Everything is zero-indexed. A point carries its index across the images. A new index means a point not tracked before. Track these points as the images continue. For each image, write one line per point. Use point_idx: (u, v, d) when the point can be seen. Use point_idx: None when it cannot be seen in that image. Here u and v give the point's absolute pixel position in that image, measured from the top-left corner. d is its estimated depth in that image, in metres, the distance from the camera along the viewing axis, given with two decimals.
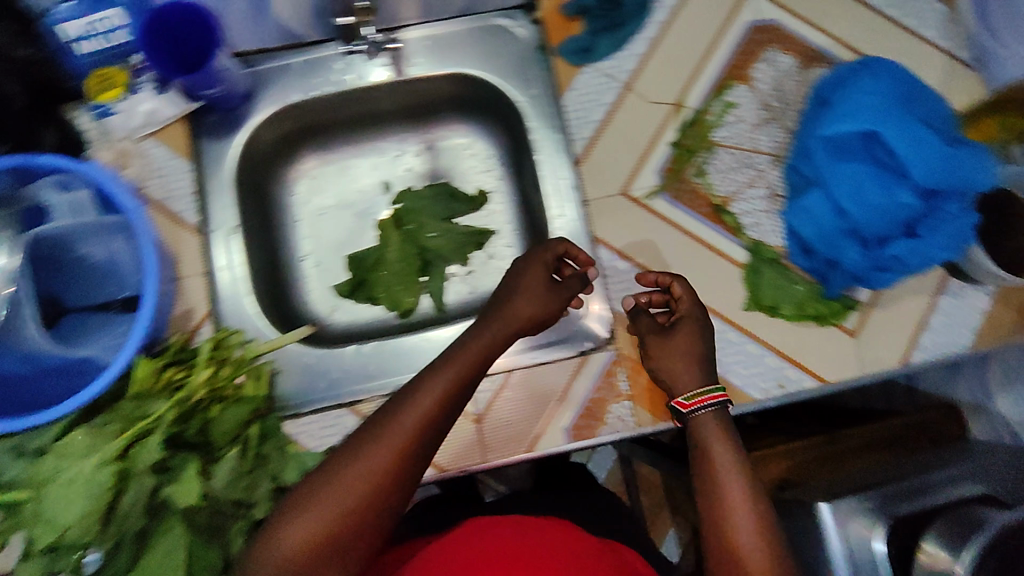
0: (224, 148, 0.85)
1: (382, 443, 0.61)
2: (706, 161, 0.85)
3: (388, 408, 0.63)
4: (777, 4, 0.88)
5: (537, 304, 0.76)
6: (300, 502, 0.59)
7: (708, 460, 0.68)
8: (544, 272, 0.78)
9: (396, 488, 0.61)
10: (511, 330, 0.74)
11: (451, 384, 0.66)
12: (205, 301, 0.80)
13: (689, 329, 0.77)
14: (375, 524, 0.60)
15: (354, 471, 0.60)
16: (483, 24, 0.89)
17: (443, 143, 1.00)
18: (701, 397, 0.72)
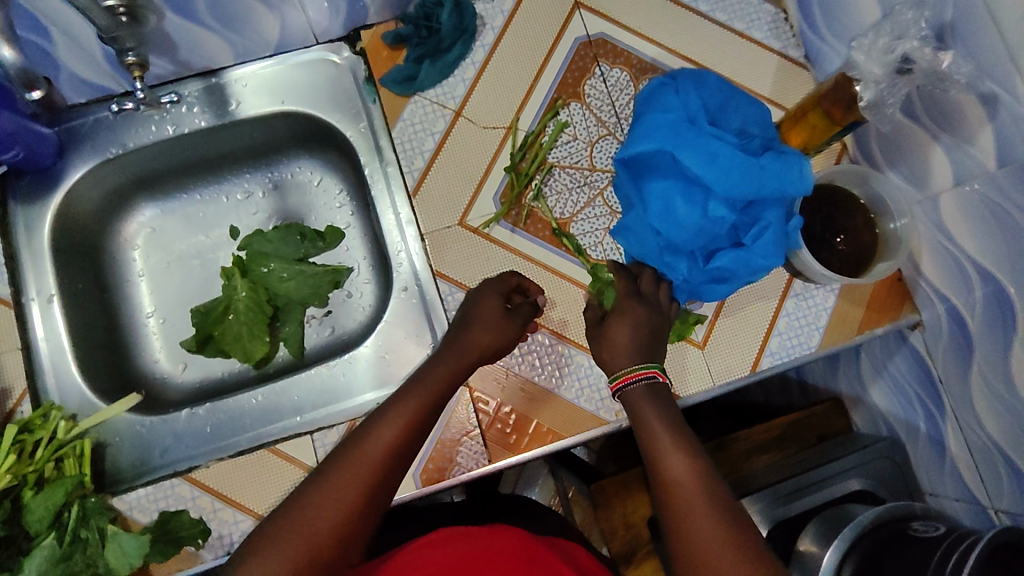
0: (37, 211, 0.81)
1: (353, 465, 0.60)
2: (543, 183, 0.84)
3: (356, 437, 0.62)
4: (602, 18, 0.89)
5: (493, 331, 0.73)
6: (269, 535, 0.55)
7: (648, 434, 0.64)
8: (498, 302, 0.75)
9: (369, 514, 0.59)
10: (467, 358, 0.72)
11: (419, 409, 0.66)
12: (24, 376, 0.76)
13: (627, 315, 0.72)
14: (349, 551, 0.57)
15: (326, 496, 0.57)
16: (307, 61, 0.87)
17: (290, 182, 0.97)
18: (626, 375, 0.69)
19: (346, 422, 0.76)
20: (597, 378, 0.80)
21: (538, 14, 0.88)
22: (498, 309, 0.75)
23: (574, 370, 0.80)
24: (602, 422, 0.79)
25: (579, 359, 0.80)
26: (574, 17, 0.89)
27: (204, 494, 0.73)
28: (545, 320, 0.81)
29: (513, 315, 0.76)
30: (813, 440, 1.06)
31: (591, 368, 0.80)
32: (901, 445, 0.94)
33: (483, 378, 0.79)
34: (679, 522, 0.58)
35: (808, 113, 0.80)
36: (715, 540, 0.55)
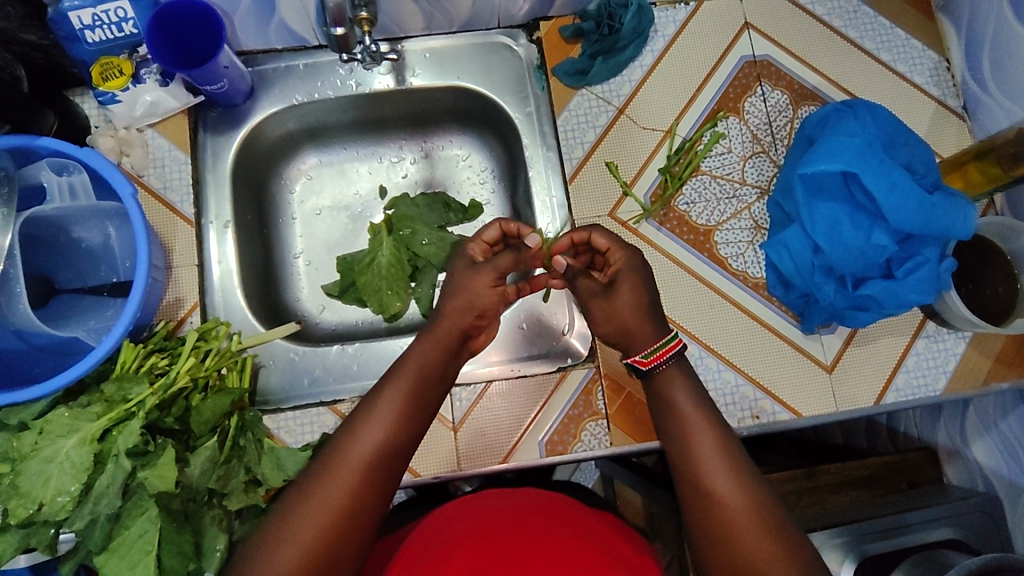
0: (226, 142, 0.87)
1: (331, 482, 0.60)
2: (693, 189, 0.87)
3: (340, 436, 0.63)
4: (770, 41, 0.92)
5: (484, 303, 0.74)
6: (266, 544, 0.57)
7: (680, 414, 0.68)
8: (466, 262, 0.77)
9: (361, 520, 0.60)
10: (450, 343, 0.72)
11: (399, 412, 0.65)
12: (196, 292, 0.81)
13: (631, 278, 0.75)
14: (345, 557, 0.59)
15: (309, 511, 0.59)
16: (486, 41, 0.92)
17: (440, 153, 1.02)
18: (658, 352, 0.70)
19: (483, 383, 0.82)
20: (723, 383, 0.82)
21: (708, 30, 0.92)
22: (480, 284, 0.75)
23: (702, 371, 0.82)
24: None
25: (709, 362, 0.82)
26: (742, 36, 0.92)
27: None
28: (680, 320, 0.84)
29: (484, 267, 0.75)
30: (903, 484, 1.06)
31: (719, 372, 0.82)
32: (997, 501, 0.95)
33: (614, 364, 0.83)
34: (708, 497, 0.62)
35: (967, 164, 0.82)
36: (743, 521, 0.60)
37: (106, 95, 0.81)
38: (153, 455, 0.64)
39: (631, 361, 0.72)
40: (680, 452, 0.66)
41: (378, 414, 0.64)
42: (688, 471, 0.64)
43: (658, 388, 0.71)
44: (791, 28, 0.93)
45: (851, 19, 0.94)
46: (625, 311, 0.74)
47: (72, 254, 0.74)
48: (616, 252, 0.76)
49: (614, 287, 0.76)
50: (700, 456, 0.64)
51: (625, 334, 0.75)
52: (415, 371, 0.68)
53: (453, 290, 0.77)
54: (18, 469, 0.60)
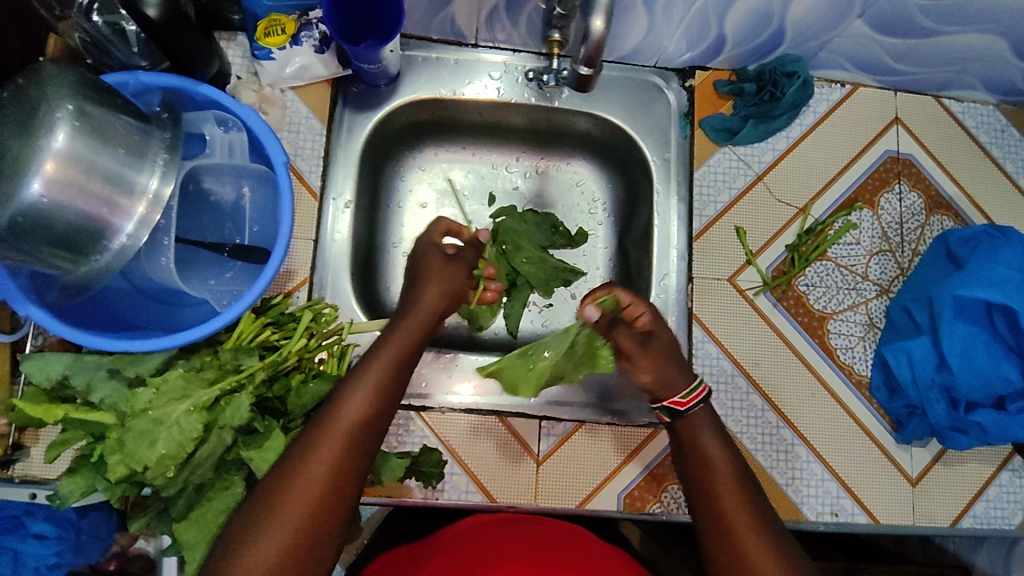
0: (361, 121, 0.85)
1: (314, 452, 0.57)
2: (815, 272, 0.86)
3: (327, 408, 0.60)
4: (916, 142, 0.91)
5: (444, 280, 0.75)
6: (253, 520, 0.54)
7: (687, 424, 0.69)
8: (437, 251, 0.78)
9: (344, 490, 0.57)
10: (428, 318, 0.72)
11: (380, 384, 0.63)
12: (308, 267, 0.79)
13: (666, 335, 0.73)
14: (333, 525, 0.56)
15: (313, 461, 0.57)
16: (637, 77, 0.90)
17: (557, 173, 1.00)
18: (695, 394, 0.69)
19: (574, 422, 0.80)
20: (809, 475, 0.81)
21: (857, 117, 0.91)
22: (452, 271, 0.77)
23: (790, 460, 0.81)
24: (802, 516, 0.80)
25: (799, 451, 0.81)
26: (889, 131, 0.91)
27: (434, 437, 0.79)
28: (776, 399, 0.83)
29: (455, 258, 0.80)
30: None
31: (806, 464, 0.81)
32: None
33: None
34: None
35: None
36: (752, 542, 0.60)
37: (262, 51, 0.77)
38: (259, 437, 0.62)
39: (666, 403, 0.69)
40: (695, 469, 0.66)
41: (371, 367, 0.64)
42: (704, 489, 0.64)
43: (698, 458, 0.67)
44: (937, 133, 0.92)
45: (997, 137, 0.93)
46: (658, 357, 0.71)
47: (201, 207, 0.71)
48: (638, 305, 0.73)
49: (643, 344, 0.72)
50: (717, 476, 0.65)
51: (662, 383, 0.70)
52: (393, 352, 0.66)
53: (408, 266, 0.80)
54: (126, 425, 0.57)
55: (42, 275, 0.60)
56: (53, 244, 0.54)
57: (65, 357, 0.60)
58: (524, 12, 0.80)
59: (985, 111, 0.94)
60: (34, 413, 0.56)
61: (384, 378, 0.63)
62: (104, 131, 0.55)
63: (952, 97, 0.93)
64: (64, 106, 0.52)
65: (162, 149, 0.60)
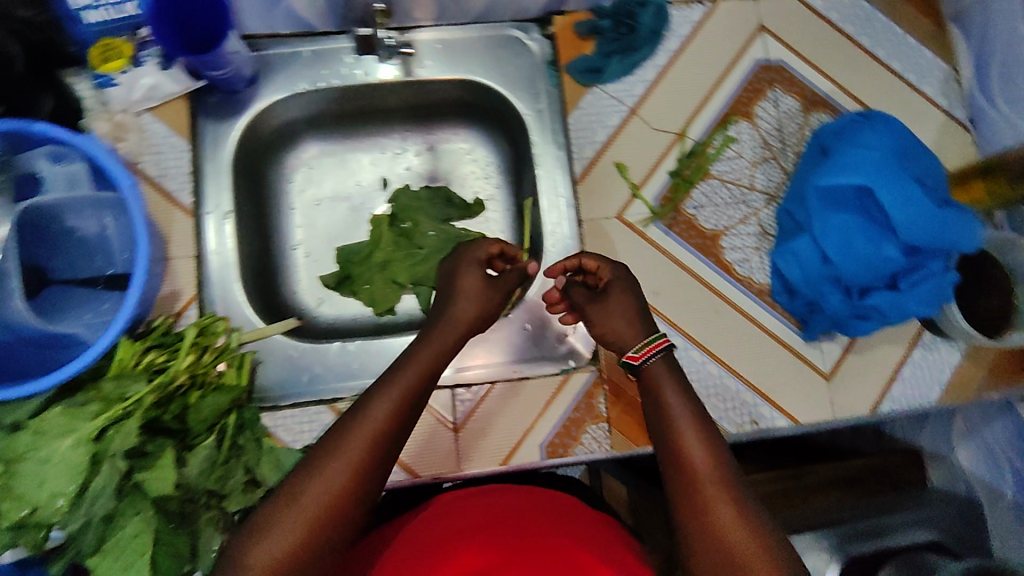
0: (225, 130, 0.84)
1: (344, 448, 0.60)
2: (701, 193, 0.86)
3: (356, 410, 0.63)
4: (785, 45, 0.91)
5: (479, 300, 0.76)
6: (276, 511, 0.57)
7: (653, 386, 0.70)
8: (478, 268, 0.79)
9: (362, 489, 0.59)
10: (457, 334, 0.74)
11: (409, 392, 0.65)
12: (193, 285, 0.79)
13: (623, 287, 0.78)
14: (350, 522, 0.59)
15: (337, 458, 0.59)
16: (496, 34, 0.89)
17: (444, 146, 1.00)
18: (648, 347, 0.73)
19: (486, 384, 0.81)
20: (725, 390, 0.82)
21: (722, 31, 0.90)
22: (503, 282, 0.79)
23: (705, 379, 0.82)
24: (723, 431, 0.81)
25: (712, 369, 0.82)
26: (756, 39, 0.91)
27: None
28: (682, 323, 0.83)
29: (495, 279, 0.79)
30: (885, 487, 1.06)
31: (721, 380, 0.82)
32: (977, 505, 0.99)
33: (614, 368, 0.83)
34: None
35: (973, 180, 0.85)
36: (727, 512, 0.59)
37: (103, 79, 0.80)
38: (151, 458, 0.63)
39: (623, 358, 0.74)
40: (666, 437, 0.66)
41: (397, 380, 0.66)
42: (678, 464, 0.63)
43: (675, 416, 0.66)
44: (806, 33, 0.92)
45: (865, 26, 0.93)
46: (620, 316, 0.76)
47: (65, 244, 0.70)
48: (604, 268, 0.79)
49: (605, 296, 0.78)
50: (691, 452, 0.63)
51: (615, 335, 0.76)
52: (421, 365, 0.69)
53: (445, 273, 0.82)
54: (12, 471, 0.58)
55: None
56: None
57: None
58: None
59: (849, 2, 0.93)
60: None
61: (409, 389, 0.65)
62: None
63: None
64: None
65: None
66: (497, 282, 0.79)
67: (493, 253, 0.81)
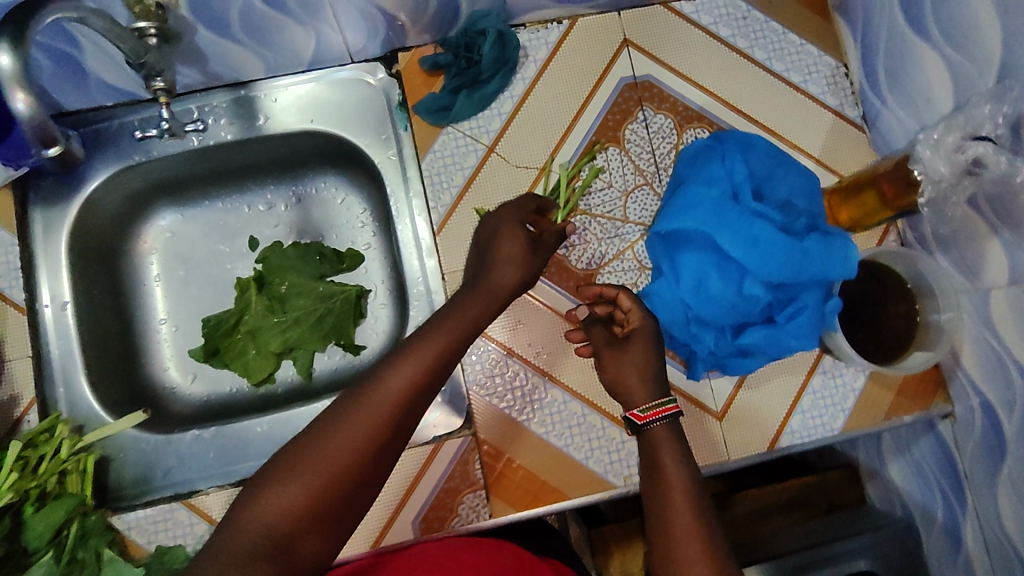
0: (57, 215, 0.80)
1: (368, 401, 0.51)
2: (571, 231, 0.80)
3: (375, 368, 0.54)
4: (652, 58, 0.84)
5: (516, 266, 0.68)
6: (277, 470, 0.48)
7: (654, 444, 0.63)
8: (521, 232, 0.70)
9: (387, 453, 0.51)
10: (490, 303, 0.64)
11: (447, 346, 0.57)
12: (32, 386, 0.76)
13: (649, 339, 0.69)
14: (366, 487, 0.50)
15: (354, 413, 0.51)
16: (340, 80, 0.84)
17: (313, 197, 0.94)
18: (655, 409, 0.64)
19: None
20: (609, 441, 0.77)
21: (582, 50, 0.84)
22: (506, 235, 0.70)
23: (586, 430, 0.77)
24: (608, 486, 0.76)
25: (592, 420, 0.77)
26: (620, 55, 0.84)
27: (203, 518, 0.73)
28: (558, 373, 0.78)
29: (537, 243, 0.71)
30: (823, 508, 0.97)
31: (604, 430, 0.77)
32: (915, 529, 0.84)
33: (491, 428, 0.77)
34: None
35: (856, 195, 0.74)
36: (692, 550, 0.54)
37: None
38: None
39: (626, 415, 0.66)
40: (655, 493, 0.59)
41: (437, 333, 0.58)
42: (657, 511, 0.58)
43: (672, 473, 0.60)
44: (675, 42, 0.84)
45: (741, 26, 0.85)
46: (631, 369, 0.68)
47: None
48: (635, 312, 0.71)
49: (625, 343, 0.69)
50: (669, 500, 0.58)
51: (624, 390, 0.68)
52: (457, 324, 0.60)
53: (479, 236, 0.73)
54: None
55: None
56: None
57: None
58: (179, 46, 0.73)
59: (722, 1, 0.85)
60: None
61: (448, 347, 0.57)
62: None
63: None
64: None
65: None
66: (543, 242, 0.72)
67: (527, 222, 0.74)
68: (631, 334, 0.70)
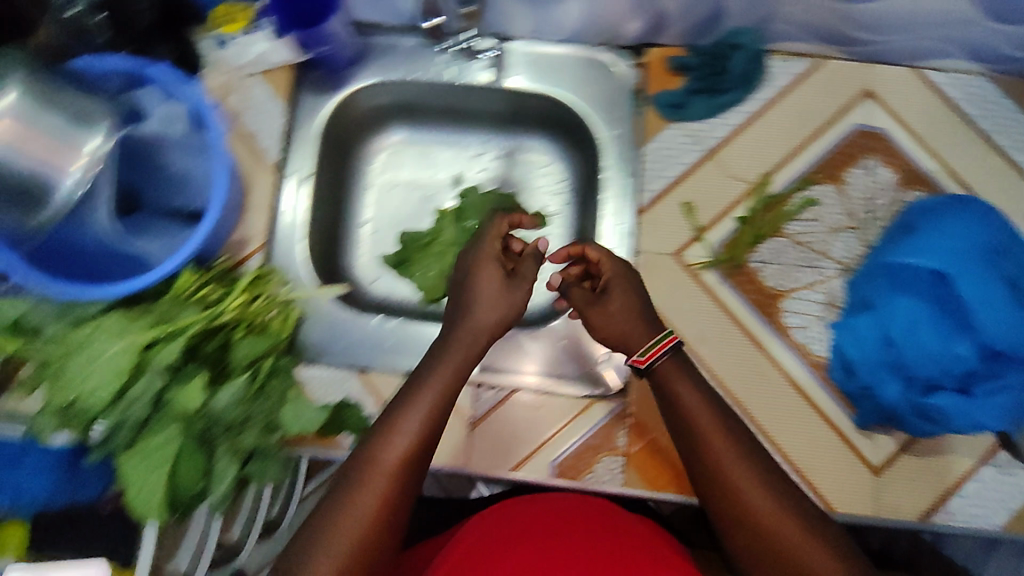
0: (319, 105, 0.90)
1: (369, 474, 0.61)
2: (769, 250, 0.83)
3: (385, 416, 0.64)
4: (891, 114, 0.86)
5: (498, 310, 0.73)
6: (309, 543, 0.58)
7: (698, 429, 0.66)
8: (497, 266, 0.77)
9: (400, 503, 0.61)
10: (478, 342, 0.71)
11: (441, 394, 0.66)
12: (262, 235, 0.85)
13: (623, 286, 0.76)
14: (390, 535, 0.60)
15: (369, 479, 0.61)
16: (589, 57, 0.90)
17: (520, 157, 1.00)
18: (654, 349, 0.71)
19: (510, 390, 0.81)
20: None
21: (823, 89, 0.87)
22: (484, 266, 0.76)
23: None
24: None
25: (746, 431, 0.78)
26: (858, 103, 0.86)
27: (371, 395, 0.79)
28: (722, 375, 0.80)
29: (514, 279, 0.77)
30: None
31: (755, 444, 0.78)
32: None
33: (643, 402, 0.80)
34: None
35: None
36: (785, 527, 0.61)
37: (222, 39, 0.85)
38: (185, 376, 0.69)
39: (629, 361, 0.72)
40: (700, 466, 0.65)
41: (432, 383, 0.66)
42: (697, 445, 0.66)
43: (707, 435, 0.66)
44: (915, 106, 0.86)
45: (988, 109, 0.86)
46: (619, 312, 0.75)
47: (158, 176, 0.75)
48: (607, 261, 0.77)
49: (606, 295, 0.77)
50: (706, 434, 0.65)
51: (625, 337, 0.75)
52: (449, 370, 0.68)
53: (461, 272, 0.79)
54: (68, 358, 0.65)
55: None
56: (12, 197, 0.64)
57: (26, 300, 0.67)
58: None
59: (972, 81, 0.87)
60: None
61: (434, 406, 0.65)
62: (59, 100, 0.65)
63: (932, 68, 0.87)
64: (18, 76, 0.64)
65: (109, 114, 0.68)
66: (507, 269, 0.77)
67: (503, 253, 0.80)
68: (609, 284, 0.77)
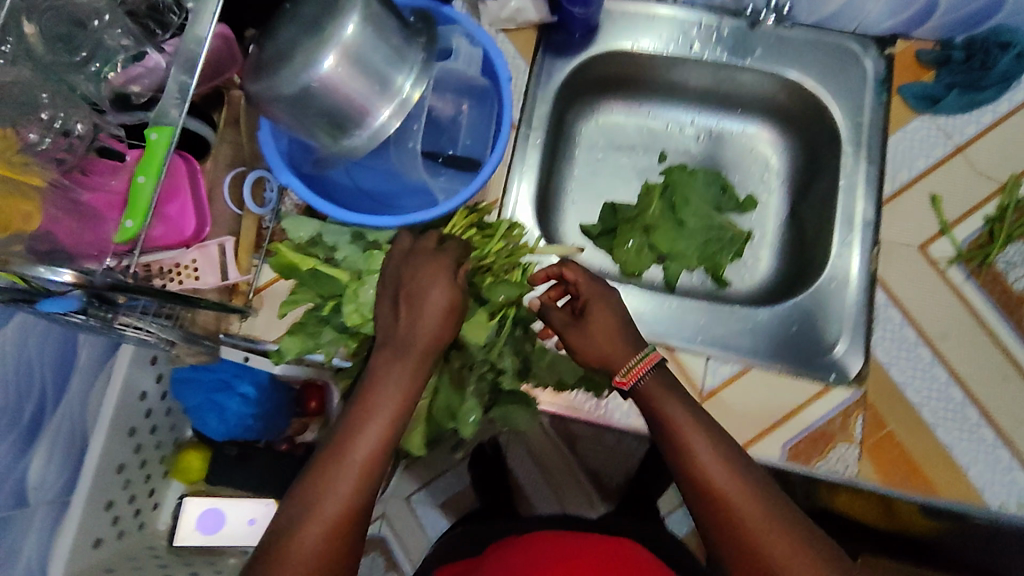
0: (557, 65, 0.91)
1: (323, 511, 0.54)
2: (1016, 251, 0.82)
3: (316, 481, 0.55)
4: None
5: (450, 323, 0.57)
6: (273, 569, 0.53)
7: (679, 434, 0.59)
8: (456, 287, 0.58)
9: (356, 525, 0.55)
10: (425, 357, 0.57)
11: (401, 408, 0.56)
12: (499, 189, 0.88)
13: (603, 304, 0.68)
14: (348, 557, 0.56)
15: (331, 499, 0.54)
16: (836, 43, 0.89)
17: (731, 139, 0.99)
18: (635, 369, 0.63)
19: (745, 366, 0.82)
20: (993, 460, 0.77)
21: None
22: (427, 265, 0.59)
23: (971, 441, 0.78)
24: (984, 501, 0.76)
25: (984, 433, 0.78)
26: None
27: None
28: (963, 374, 0.79)
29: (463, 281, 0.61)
30: None
31: (992, 450, 0.77)
32: None
33: (880, 393, 0.80)
34: None
35: None
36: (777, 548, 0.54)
37: None
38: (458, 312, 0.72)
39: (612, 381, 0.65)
40: (707, 505, 0.57)
41: (384, 397, 0.56)
42: (709, 494, 0.56)
43: (733, 490, 0.56)
44: None
45: None
46: (604, 333, 0.66)
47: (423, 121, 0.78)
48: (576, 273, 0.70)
49: (585, 315, 0.68)
50: (723, 492, 0.56)
51: (604, 358, 0.66)
52: (401, 407, 0.56)
53: (394, 273, 0.62)
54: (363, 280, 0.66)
55: (296, 143, 0.73)
56: (322, 118, 0.63)
57: (316, 221, 0.71)
58: None
59: None
60: (293, 259, 0.68)
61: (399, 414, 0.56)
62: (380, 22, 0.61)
63: None
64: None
65: (418, 56, 0.65)
66: (439, 244, 0.62)
67: (432, 240, 0.63)
68: (587, 305, 0.69)
